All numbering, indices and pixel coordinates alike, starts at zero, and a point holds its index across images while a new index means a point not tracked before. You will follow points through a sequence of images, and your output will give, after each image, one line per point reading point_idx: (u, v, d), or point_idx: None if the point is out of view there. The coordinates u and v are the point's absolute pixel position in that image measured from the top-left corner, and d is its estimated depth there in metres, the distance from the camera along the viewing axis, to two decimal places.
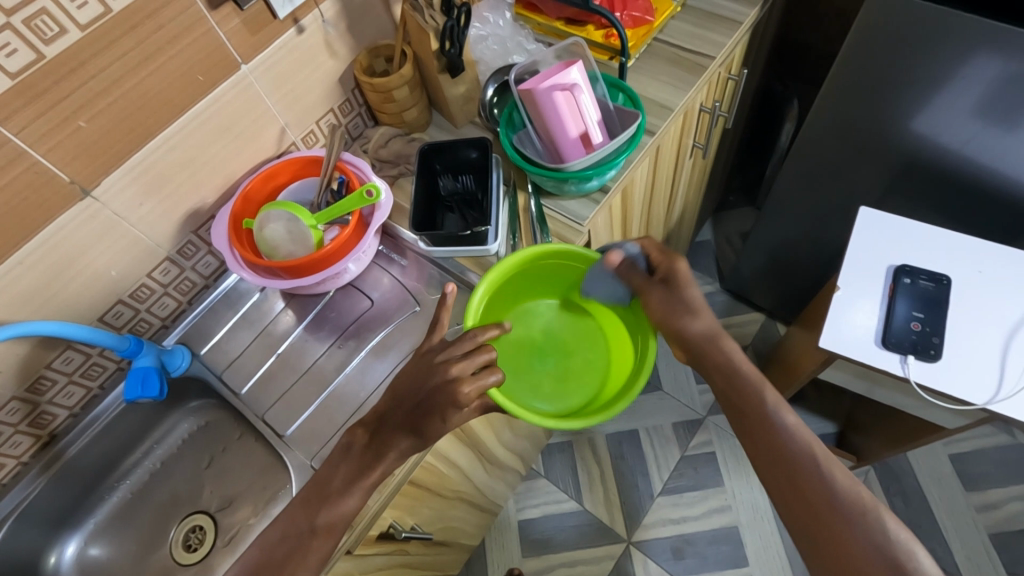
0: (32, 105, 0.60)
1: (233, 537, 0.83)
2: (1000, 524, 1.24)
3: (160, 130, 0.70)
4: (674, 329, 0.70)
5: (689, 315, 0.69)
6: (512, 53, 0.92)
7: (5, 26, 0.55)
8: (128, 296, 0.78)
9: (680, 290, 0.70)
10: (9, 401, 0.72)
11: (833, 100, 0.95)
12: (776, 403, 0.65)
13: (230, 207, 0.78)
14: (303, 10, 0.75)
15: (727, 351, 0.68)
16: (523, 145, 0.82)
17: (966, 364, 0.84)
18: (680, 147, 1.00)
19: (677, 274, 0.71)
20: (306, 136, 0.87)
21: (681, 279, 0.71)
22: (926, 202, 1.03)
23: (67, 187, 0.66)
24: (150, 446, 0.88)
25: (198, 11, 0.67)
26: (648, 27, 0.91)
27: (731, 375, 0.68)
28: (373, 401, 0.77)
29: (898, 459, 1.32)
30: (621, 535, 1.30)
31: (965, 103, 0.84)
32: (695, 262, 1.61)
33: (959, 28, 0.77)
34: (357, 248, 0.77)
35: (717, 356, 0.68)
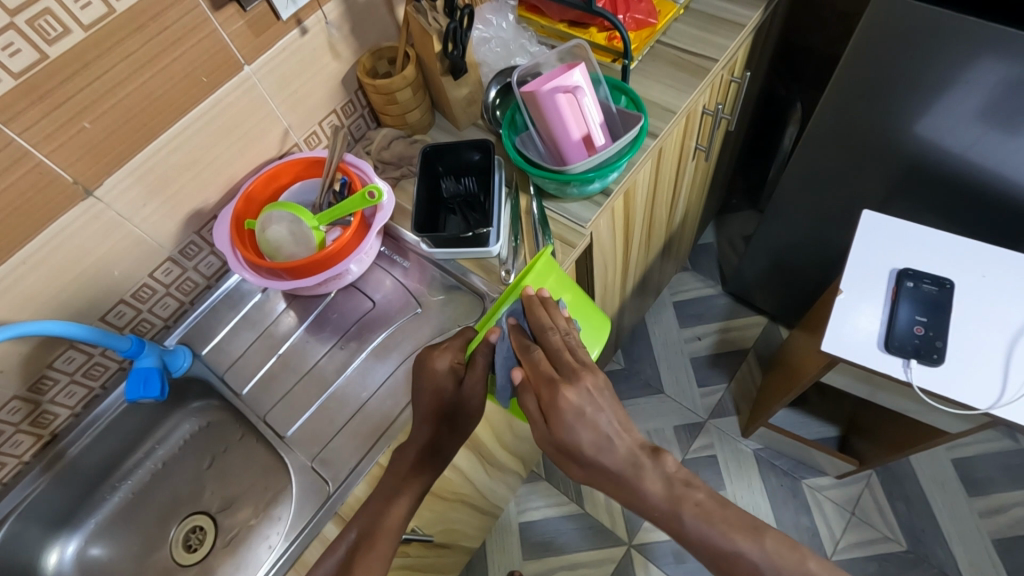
0: (36, 106, 0.60)
1: (234, 538, 0.82)
2: (1002, 529, 1.23)
3: (164, 130, 0.70)
4: (579, 469, 0.59)
5: (590, 453, 0.58)
6: (515, 56, 0.92)
7: (9, 27, 0.55)
8: (130, 296, 0.78)
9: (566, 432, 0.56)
10: (11, 401, 0.73)
11: (835, 103, 0.95)
12: (700, 525, 0.58)
13: (233, 207, 0.78)
14: (306, 11, 0.76)
15: (638, 486, 0.58)
16: (525, 147, 0.82)
17: (970, 368, 0.84)
18: (682, 150, 1.00)
19: (560, 413, 0.56)
20: (309, 137, 0.87)
21: (562, 416, 0.56)
22: (928, 205, 1.02)
23: (70, 187, 0.66)
24: (151, 447, 0.88)
25: (201, 12, 0.67)
26: (650, 30, 0.92)
27: (651, 512, 0.59)
28: (374, 402, 0.77)
29: (901, 463, 1.32)
30: (622, 538, 1.29)
31: (968, 107, 0.84)
32: (697, 265, 1.60)
33: (962, 32, 0.76)
34: (359, 249, 0.77)
35: (633, 497, 0.59)
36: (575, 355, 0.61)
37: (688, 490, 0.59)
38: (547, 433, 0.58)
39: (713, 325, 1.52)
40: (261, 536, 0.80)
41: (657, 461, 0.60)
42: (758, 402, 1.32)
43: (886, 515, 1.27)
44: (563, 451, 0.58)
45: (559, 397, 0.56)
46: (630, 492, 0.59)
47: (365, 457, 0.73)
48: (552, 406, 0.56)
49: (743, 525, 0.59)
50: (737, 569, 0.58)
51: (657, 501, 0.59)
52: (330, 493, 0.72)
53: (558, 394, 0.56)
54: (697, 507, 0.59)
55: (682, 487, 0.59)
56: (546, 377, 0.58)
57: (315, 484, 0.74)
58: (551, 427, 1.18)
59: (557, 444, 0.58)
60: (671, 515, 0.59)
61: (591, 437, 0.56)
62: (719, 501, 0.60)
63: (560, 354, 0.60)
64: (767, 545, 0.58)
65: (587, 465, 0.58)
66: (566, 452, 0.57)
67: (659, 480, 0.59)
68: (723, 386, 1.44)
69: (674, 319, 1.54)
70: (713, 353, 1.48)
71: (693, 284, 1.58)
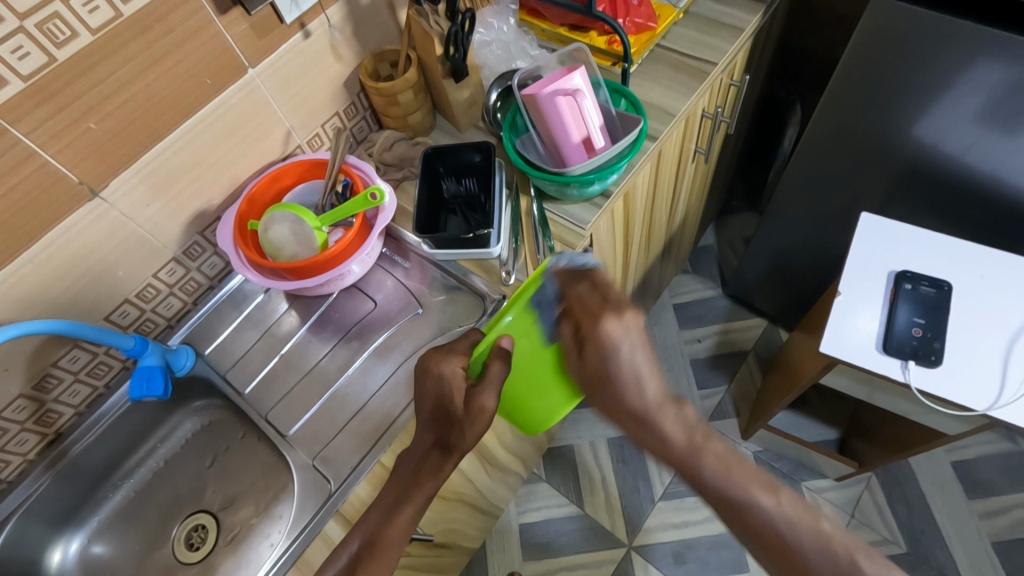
0: (42, 107, 0.61)
1: (236, 537, 0.83)
2: (1002, 531, 1.23)
3: (168, 131, 0.71)
4: (602, 401, 0.61)
5: (616, 388, 0.59)
6: (516, 59, 0.92)
7: (18, 30, 0.56)
8: (134, 296, 0.79)
9: (602, 364, 0.59)
10: (16, 399, 0.73)
11: (834, 107, 0.95)
12: (718, 473, 0.57)
13: (236, 209, 0.79)
14: (310, 15, 0.76)
15: (659, 428, 0.58)
16: (526, 149, 0.83)
17: (968, 369, 0.85)
18: (682, 153, 1.01)
19: (601, 339, 0.58)
20: (312, 139, 0.88)
21: (601, 344, 0.58)
22: (927, 208, 1.03)
23: (76, 187, 0.67)
24: (153, 446, 0.89)
25: (207, 15, 0.68)
26: (650, 33, 0.93)
27: (668, 459, 0.59)
28: (375, 402, 0.78)
29: (900, 465, 1.32)
30: (622, 540, 1.30)
31: (966, 110, 0.85)
32: (697, 267, 1.61)
33: (959, 35, 0.77)
34: (361, 250, 0.78)
35: (656, 441, 0.59)
36: (613, 291, 0.61)
37: (708, 441, 0.58)
38: (583, 364, 0.60)
39: (713, 327, 1.52)
40: (262, 534, 0.81)
41: (677, 409, 0.59)
42: (757, 403, 1.32)
43: (886, 516, 1.27)
44: (596, 382, 0.60)
45: (601, 327, 0.58)
46: (652, 432, 0.58)
47: (365, 456, 0.73)
48: (592, 333, 0.58)
49: (764, 481, 0.57)
50: (746, 521, 0.56)
51: (678, 446, 0.58)
52: (332, 491, 0.73)
53: (600, 324, 0.58)
54: (718, 457, 0.57)
55: (704, 437, 0.58)
56: (591, 307, 0.59)
57: (316, 483, 0.75)
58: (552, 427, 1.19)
59: (591, 372, 0.60)
60: (690, 460, 0.58)
61: (627, 360, 0.58)
62: (738, 456, 0.58)
63: (604, 290, 0.61)
64: (783, 500, 0.56)
65: (616, 396, 0.59)
66: (598, 377, 0.60)
67: (681, 427, 0.58)
68: (723, 387, 1.44)
69: (674, 321, 1.54)
70: (713, 355, 1.49)
71: (694, 286, 1.58)
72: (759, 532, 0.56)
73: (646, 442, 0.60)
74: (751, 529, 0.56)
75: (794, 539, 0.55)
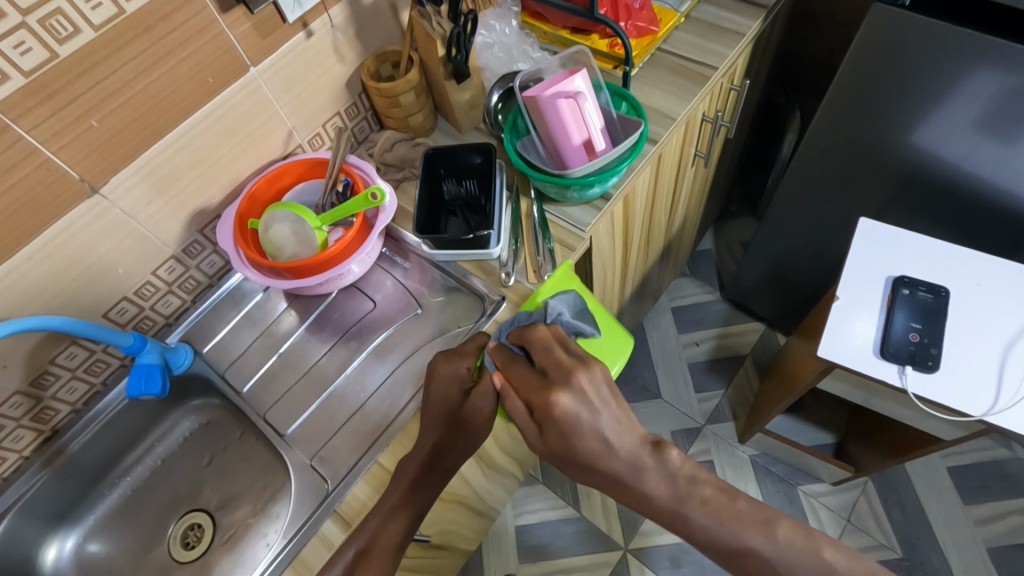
0: (44, 104, 0.61)
1: (232, 536, 0.82)
2: (997, 537, 1.24)
3: (170, 129, 0.71)
4: (579, 471, 0.60)
5: (589, 457, 0.58)
6: (517, 61, 0.92)
7: (20, 25, 0.56)
8: (133, 294, 0.79)
9: (566, 437, 0.57)
10: (13, 395, 0.73)
11: (834, 112, 0.96)
12: (706, 518, 0.57)
13: (236, 207, 0.79)
14: (312, 14, 0.77)
15: (643, 487, 0.58)
16: (527, 151, 0.83)
17: (964, 375, 0.85)
18: (682, 156, 1.01)
19: (557, 416, 0.57)
20: (313, 139, 0.88)
21: (560, 421, 0.57)
22: (925, 214, 1.03)
23: (77, 184, 0.67)
24: (151, 444, 0.88)
25: (210, 13, 0.68)
26: (652, 37, 0.94)
27: (657, 511, 0.59)
28: (373, 402, 0.78)
29: (897, 471, 1.32)
30: (619, 543, 1.30)
31: (963, 117, 0.85)
32: (695, 270, 1.61)
33: (957, 43, 0.78)
34: (361, 250, 0.78)
35: (637, 499, 0.59)
36: (564, 353, 0.60)
37: (695, 485, 0.58)
38: (546, 444, 0.59)
39: (711, 330, 1.53)
40: (258, 534, 0.81)
41: (660, 455, 0.59)
42: (754, 408, 1.33)
43: (882, 521, 1.27)
44: (566, 457, 0.58)
45: (553, 404, 0.57)
46: (639, 497, 0.59)
47: (363, 455, 0.73)
48: (549, 412, 0.57)
49: (754, 519, 0.57)
50: (744, 563, 0.57)
51: (663, 500, 0.58)
52: (329, 491, 0.73)
53: (551, 398, 0.57)
54: (709, 502, 0.58)
55: (687, 483, 0.58)
56: (560, 363, 0.59)
57: (314, 483, 0.75)
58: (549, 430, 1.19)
59: (556, 450, 0.58)
60: (678, 514, 0.58)
61: (593, 426, 0.57)
62: (729, 495, 0.59)
63: (547, 354, 0.61)
64: (779, 537, 0.57)
65: (594, 471, 0.58)
66: (566, 453, 0.58)
67: (664, 480, 0.58)
68: (721, 391, 1.45)
69: (673, 324, 1.54)
70: (711, 359, 1.49)
71: (692, 290, 1.59)
72: (757, 573, 0.57)
73: (632, 499, 0.59)
74: (749, 569, 0.57)
75: (791, 571, 0.56)
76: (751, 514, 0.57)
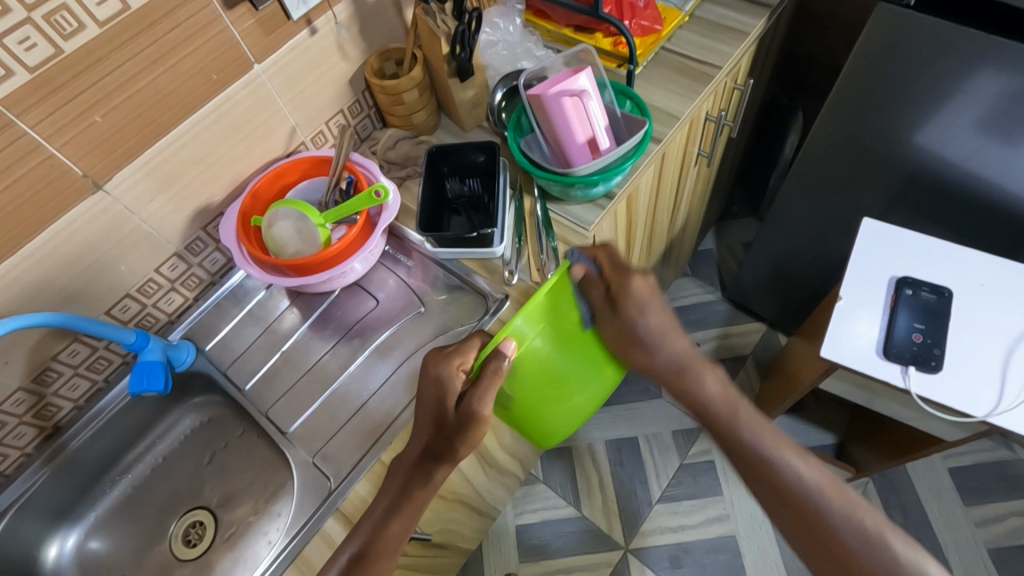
0: (47, 100, 0.60)
1: (233, 534, 0.82)
2: (998, 538, 1.24)
3: (173, 126, 0.71)
4: (642, 358, 0.69)
5: (648, 349, 0.68)
6: (521, 59, 0.92)
7: (25, 21, 0.56)
8: (136, 291, 0.79)
9: (635, 320, 0.67)
10: (15, 392, 0.73)
11: (837, 113, 0.96)
12: (753, 430, 0.67)
13: (239, 204, 0.79)
14: (316, 12, 0.76)
15: (697, 381, 0.70)
16: (530, 149, 0.83)
17: (966, 375, 0.85)
18: (684, 156, 1.01)
19: (631, 296, 0.66)
20: (316, 136, 0.88)
21: (637, 301, 0.66)
22: (927, 215, 1.03)
23: (79, 180, 0.66)
24: (152, 442, 0.88)
25: (214, 10, 0.68)
26: (656, 36, 0.93)
27: (704, 406, 0.70)
28: (375, 400, 0.78)
29: (898, 472, 1.32)
30: (619, 543, 1.30)
31: (966, 118, 0.85)
32: (697, 270, 1.61)
33: (962, 43, 0.78)
34: (364, 247, 0.78)
35: (691, 393, 0.70)
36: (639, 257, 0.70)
37: (738, 397, 0.69)
38: (617, 318, 0.67)
39: (712, 330, 1.52)
40: (259, 533, 0.80)
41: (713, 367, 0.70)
42: (756, 408, 1.32)
43: None
44: (627, 338, 0.67)
45: (629, 281, 0.66)
46: (686, 392, 0.71)
47: (365, 454, 0.73)
48: (621, 290, 0.66)
49: (793, 447, 0.66)
50: (773, 479, 0.65)
51: (717, 402, 0.69)
52: (331, 489, 0.72)
53: (629, 279, 0.67)
54: (751, 416, 0.68)
55: (738, 396, 0.70)
56: (618, 266, 0.67)
57: (316, 481, 0.75)
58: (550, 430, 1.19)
59: (624, 328, 0.67)
60: (729, 417, 0.68)
61: (651, 322, 0.68)
62: None
63: (598, 287, 0.67)
64: (806, 472, 0.65)
65: (648, 351, 0.68)
66: (637, 348, 0.68)
67: (718, 383, 0.70)
68: None
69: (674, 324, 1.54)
70: (712, 359, 1.49)
71: (693, 290, 1.58)
72: (787, 494, 0.64)
73: (683, 394, 0.71)
74: (777, 484, 0.64)
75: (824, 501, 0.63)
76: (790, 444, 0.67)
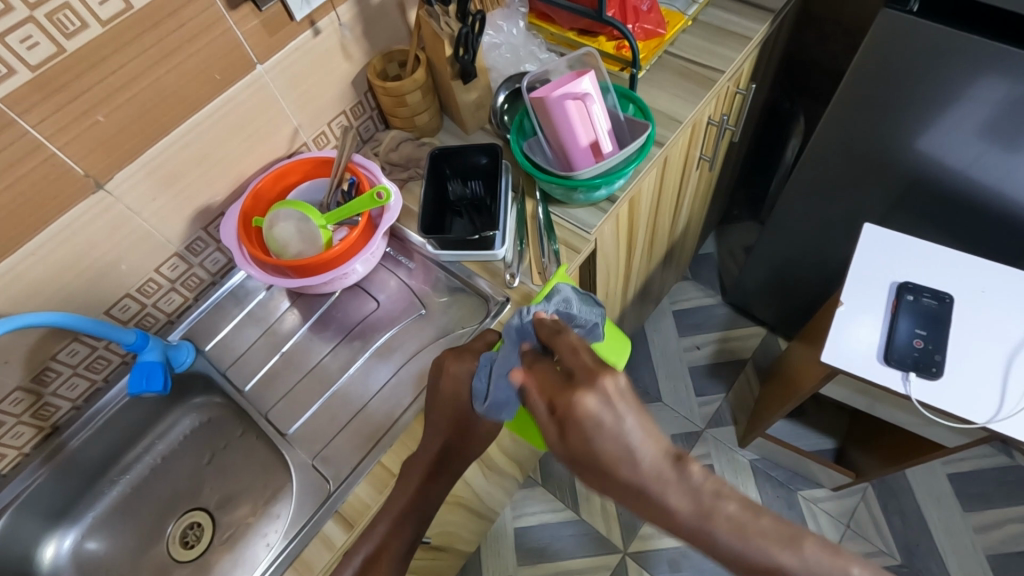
0: (50, 99, 0.60)
1: (232, 535, 0.82)
2: (997, 545, 1.24)
3: (175, 126, 0.71)
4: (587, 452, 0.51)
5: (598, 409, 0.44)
6: (524, 62, 0.92)
7: (28, 20, 0.56)
8: (136, 290, 0.78)
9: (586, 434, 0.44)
10: (14, 391, 0.73)
11: (840, 118, 0.95)
12: (735, 538, 0.42)
13: (241, 204, 0.78)
14: (320, 12, 0.76)
15: (660, 496, 0.42)
16: (533, 152, 0.83)
17: (968, 382, 0.85)
18: (686, 160, 1.01)
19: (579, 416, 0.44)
20: (318, 137, 0.88)
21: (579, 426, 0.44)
22: (928, 221, 1.03)
23: (81, 180, 0.66)
24: (151, 442, 0.88)
25: (217, 10, 0.67)
26: (660, 40, 0.94)
27: (673, 529, 0.43)
28: (376, 402, 0.77)
29: (897, 477, 1.32)
30: (618, 546, 1.29)
31: (969, 124, 0.85)
32: (698, 274, 1.61)
33: (964, 50, 0.78)
34: (366, 249, 0.78)
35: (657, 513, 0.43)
36: (591, 354, 0.48)
37: (720, 501, 0.42)
38: (565, 445, 0.46)
39: (712, 334, 1.52)
40: (259, 534, 0.80)
41: (681, 470, 0.43)
42: (755, 411, 1.32)
43: (881, 528, 1.27)
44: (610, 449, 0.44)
45: (575, 402, 0.45)
46: (652, 503, 0.43)
47: (365, 456, 0.73)
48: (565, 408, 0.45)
49: (781, 533, 0.43)
50: None
51: (686, 516, 0.42)
52: (331, 492, 0.72)
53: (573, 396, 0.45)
54: (737, 516, 0.42)
55: (716, 494, 0.42)
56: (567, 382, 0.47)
57: (315, 483, 0.74)
58: None
59: (577, 453, 0.45)
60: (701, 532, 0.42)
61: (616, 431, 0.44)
62: None
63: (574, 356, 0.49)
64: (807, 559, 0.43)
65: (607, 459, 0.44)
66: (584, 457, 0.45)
67: (688, 493, 0.42)
68: (721, 395, 1.44)
69: (674, 328, 1.54)
70: (712, 362, 1.49)
71: (693, 294, 1.58)
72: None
73: (645, 511, 0.44)
74: None
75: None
76: (781, 529, 0.43)
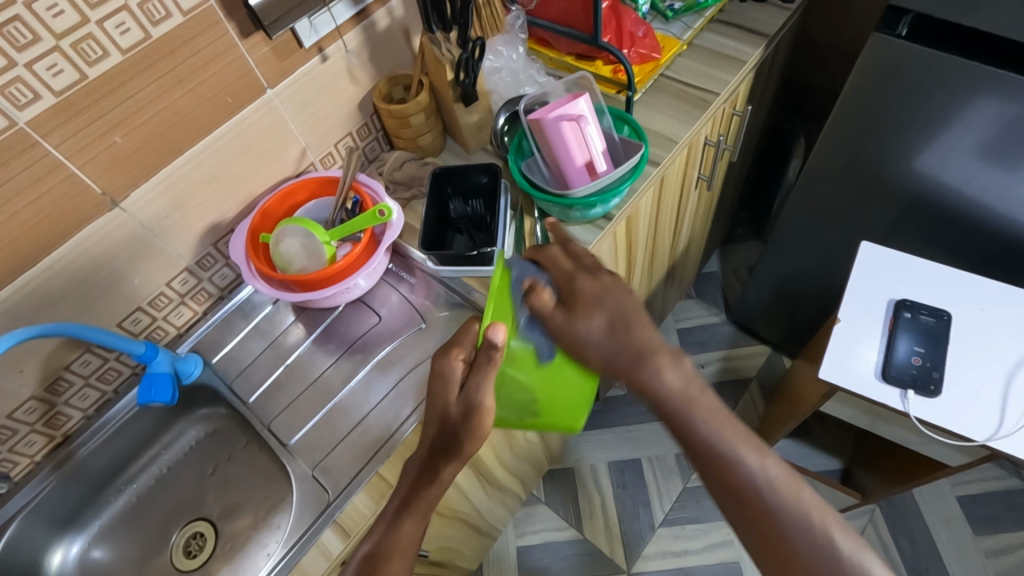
0: (71, 121, 0.64)
1: (233, 546, 0.83)
2: (1010, 570, 1.21)
3: (187, 148, 0.74)
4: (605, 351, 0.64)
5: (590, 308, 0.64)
6: (524, 85, 0.95)
7: (54, 49, 0.60)
8: (148, 304, 0.81)
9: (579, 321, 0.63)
10: (28, 400, 0.75)
11: (838, 137, 0.97)
12: (706, 423, 0.63)
13: (249, 222, 0.82)
14: (327, 40, 0.80)
15: (655, 370, 0.64)
16: (532, 172, 0.85)
17: (968, 400, 0.84)
18: (685, 179, 1.03)
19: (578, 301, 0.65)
20: (325, 157, 0.91)
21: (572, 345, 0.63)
22: (927, 239, 1.04)
23: (97, 198, 0.70)
24: (157, 452, 0.90)
25: (230, 39, 0.71)
26: (655, 64, 0.96)
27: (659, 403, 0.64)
28: (375, 414, 0.79)
29: (905, 498, 1.30)
30: (621, 566, 1.28)
31: (963, 143, 0.86)
32: (701, 292, 1.62)
33: (956, 72, 0.79)
34: (368, 264, 0.80)
35: (647, 383, 0.64)
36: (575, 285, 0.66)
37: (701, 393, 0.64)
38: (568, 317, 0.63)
39: (717, 352, 1.52)
40: (259, 544, 0.81)
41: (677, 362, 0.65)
42: (760, 430, 1.31)
43: (890, 550, 1.25)
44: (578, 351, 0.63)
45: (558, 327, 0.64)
46: (649, 380, 0.64)
47: (364, 468, 0.75)
48: (575, 295, 0.65)
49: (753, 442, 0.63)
50: (727, 474, 0.62)
51: (672, 391, 0.64)
52: (330, 501, 0.74)
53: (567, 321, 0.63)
54: (708, 408, 0.64)
55: (698, 389, 0.64)
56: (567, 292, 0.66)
57: (315, 492, 0.76)
58: (550, 448, 1.19)
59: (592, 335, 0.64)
60: (681, 408, 0.64)
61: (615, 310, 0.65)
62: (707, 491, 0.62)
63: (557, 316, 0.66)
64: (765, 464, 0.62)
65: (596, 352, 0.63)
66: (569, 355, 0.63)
67: (678, 375, 0.64)
68: None
69: (678, 345, 1.54)
70: (716, 381, 1.48)
71: (697, 312, 1.59)
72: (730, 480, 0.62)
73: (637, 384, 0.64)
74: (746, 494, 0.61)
75: (767, 489, 0.61)
76: (746, 438, 0.63)
